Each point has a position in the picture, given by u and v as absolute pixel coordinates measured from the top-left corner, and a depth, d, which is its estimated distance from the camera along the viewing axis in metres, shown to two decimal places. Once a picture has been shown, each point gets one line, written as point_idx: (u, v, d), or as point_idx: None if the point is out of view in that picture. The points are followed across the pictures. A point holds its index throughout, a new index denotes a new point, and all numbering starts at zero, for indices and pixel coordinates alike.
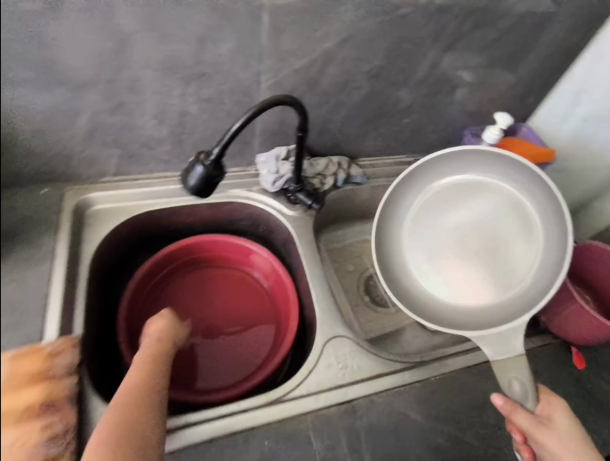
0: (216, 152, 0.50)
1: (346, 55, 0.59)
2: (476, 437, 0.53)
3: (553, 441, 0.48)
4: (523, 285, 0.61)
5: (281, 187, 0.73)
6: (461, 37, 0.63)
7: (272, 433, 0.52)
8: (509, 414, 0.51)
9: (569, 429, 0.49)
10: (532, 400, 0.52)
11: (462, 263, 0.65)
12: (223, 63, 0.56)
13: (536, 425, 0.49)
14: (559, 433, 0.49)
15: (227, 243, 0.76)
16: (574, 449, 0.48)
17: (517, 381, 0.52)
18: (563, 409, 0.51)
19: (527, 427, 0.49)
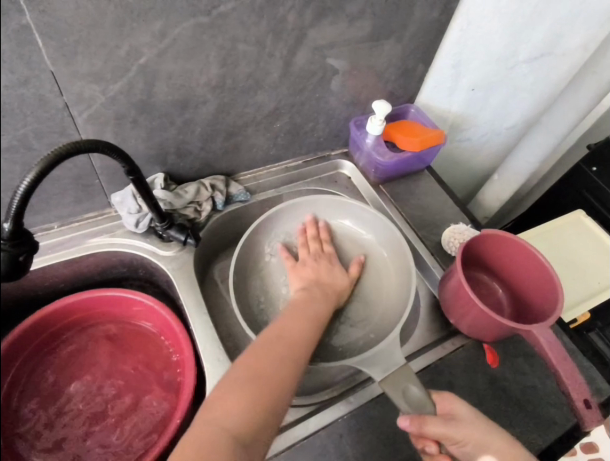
0: (7, 227, 0.39)
1: (174, 74, 0.50)
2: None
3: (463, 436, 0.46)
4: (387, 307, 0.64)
5: (148, 226, 0.63)
6: (310, 35, 0.56)
7: None
8: (418, 429, 0.47)
9: (474, 419, 0.48)
10: (430, 400, 0.49)
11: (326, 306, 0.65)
12: (9, 105, 0.44)
13: (448, 426, 0.47)
14: (467, 422, 0.47)
15: (98, 297, 0.65)
16: (485, 431, 0.47)
17: (411, 385, 0.50)
18: (458, 401, 0.49)
19: (440, 432, 0.46)
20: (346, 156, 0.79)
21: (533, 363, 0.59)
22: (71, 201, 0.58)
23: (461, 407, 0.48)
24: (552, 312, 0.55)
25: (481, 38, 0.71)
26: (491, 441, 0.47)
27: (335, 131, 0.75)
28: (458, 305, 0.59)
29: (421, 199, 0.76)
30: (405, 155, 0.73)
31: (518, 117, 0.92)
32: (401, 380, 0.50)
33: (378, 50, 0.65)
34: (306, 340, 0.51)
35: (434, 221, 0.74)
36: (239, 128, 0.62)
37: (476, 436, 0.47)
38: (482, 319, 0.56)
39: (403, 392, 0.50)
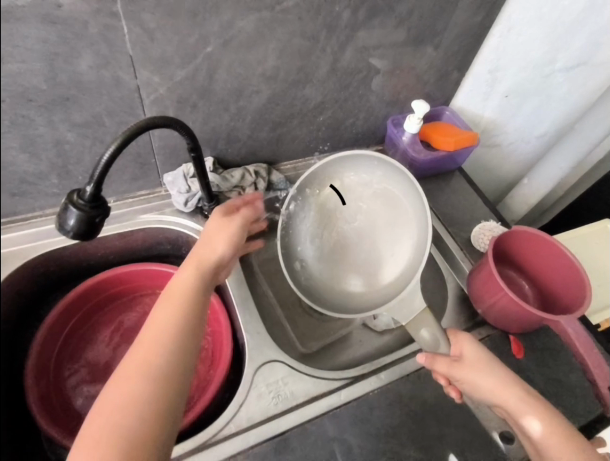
0: (89, 191, 0.44)
1: (235, 63, 0.56)
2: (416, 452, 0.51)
3: (465, 374, 0.52)
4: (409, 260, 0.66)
5: (195, 205, 0.67)
6: (359, 33, 0.60)
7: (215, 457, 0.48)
8: (430, 365, 0.53)
9: (478, 359, 0.53)
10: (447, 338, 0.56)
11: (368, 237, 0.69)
12: (89, 83, 0.50)
13: (451, 366, 0.53)
14: (471, 362, 0.53)
15: (149, 269, 0.69)
16: (491, 370, 0.51)
17: (424, 329, 0.57)
18: (470, 341, 0.54)
19: (446, 371, 0.53)
20: (381, 152, 0.83)
21: (558, 356, 0.61)
22: (132, 175, 0.64)
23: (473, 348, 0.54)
24: (577, 307, 0.57)
25: (518, 46, 0.74)
26: (499, 379, 0.51)
27: (373, 128, 0.79)
28: (479, 296, 0.62)
29: (453, 197, 0.79)
30: (439, 153, 0.76)
31: (549, 126, 0.93)
32: (424, 321, 0.58)
33: (425, 52, 0.69)
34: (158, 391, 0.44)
35: (464, 218, 0.76)
36: (288, 117, 0.67)
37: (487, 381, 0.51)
38: (510, 310, 0.59)
39: (415, 332, 0.58)
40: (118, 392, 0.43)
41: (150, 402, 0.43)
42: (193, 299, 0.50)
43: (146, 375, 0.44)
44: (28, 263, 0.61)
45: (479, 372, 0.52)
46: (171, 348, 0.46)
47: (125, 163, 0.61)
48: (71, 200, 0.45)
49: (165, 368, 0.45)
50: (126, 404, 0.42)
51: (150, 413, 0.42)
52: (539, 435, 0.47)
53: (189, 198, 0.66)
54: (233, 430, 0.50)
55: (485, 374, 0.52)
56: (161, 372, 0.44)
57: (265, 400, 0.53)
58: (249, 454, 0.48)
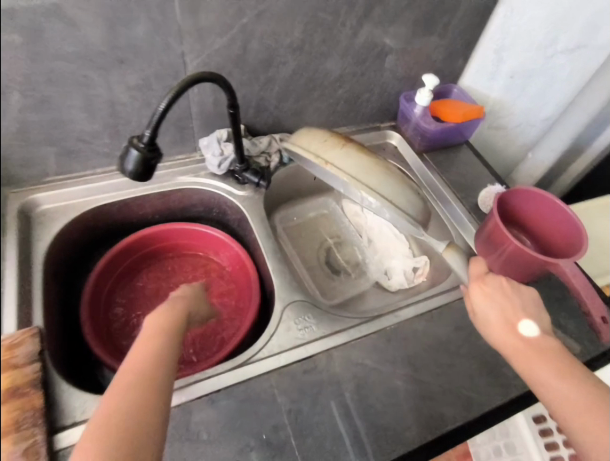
0: (147, 134, 0.51)
1: (266, 34, 0.63)
2: (433, 376, 0.57)
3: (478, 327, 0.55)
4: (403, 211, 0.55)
5: (227, 169, 0.74)
6: (376, 9, 0.67)
7: (250, 377, 0.53)
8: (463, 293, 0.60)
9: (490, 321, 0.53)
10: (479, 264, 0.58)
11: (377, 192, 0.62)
12: (141, 47, 0.57)
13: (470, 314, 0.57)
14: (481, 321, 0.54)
15: (184, 228, 0.75)
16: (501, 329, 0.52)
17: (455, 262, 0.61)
18: (480, 297, 0.54)
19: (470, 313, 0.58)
20: (394, 128, 0.90)
21: (559, 304, 0.67)
22: (171, 138, 0.71)
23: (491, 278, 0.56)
24: (575, 253, 0.63)
25: (522, 26, 0.81)
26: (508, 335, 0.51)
27: (388, 104, 0.85)
28: (486, 250, 0.70)
29: (461, 167, 0.85)
30: (449, 125, 0.82)
31: (553, 107, 0.99)
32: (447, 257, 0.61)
33: (434, 31, 0.76)
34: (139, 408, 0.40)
35: (472, 186, 0.82)
36: (311, 89, 0.74)
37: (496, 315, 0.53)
38: (517, 258, 0.65)
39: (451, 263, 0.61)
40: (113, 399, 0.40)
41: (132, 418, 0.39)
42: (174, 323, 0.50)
43: (134, 385, 0.41)
44: (80, 216, 0.68)
45: (489, 305, 0.53)
46: (154, 355, 0.44)
47: (165, 126, 0.69)
48: (133, 144, 0.52)
49: (153, 373, 0.42)
50: (116, 420, 0.39)
51: (143, 419, 0.39)
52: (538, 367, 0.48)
53: (222, 161, 0.73)
54: (264, 356, 0.55)
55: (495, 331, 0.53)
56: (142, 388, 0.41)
57: (293, 332, 0.58)
58: (280, 373, 0.54)
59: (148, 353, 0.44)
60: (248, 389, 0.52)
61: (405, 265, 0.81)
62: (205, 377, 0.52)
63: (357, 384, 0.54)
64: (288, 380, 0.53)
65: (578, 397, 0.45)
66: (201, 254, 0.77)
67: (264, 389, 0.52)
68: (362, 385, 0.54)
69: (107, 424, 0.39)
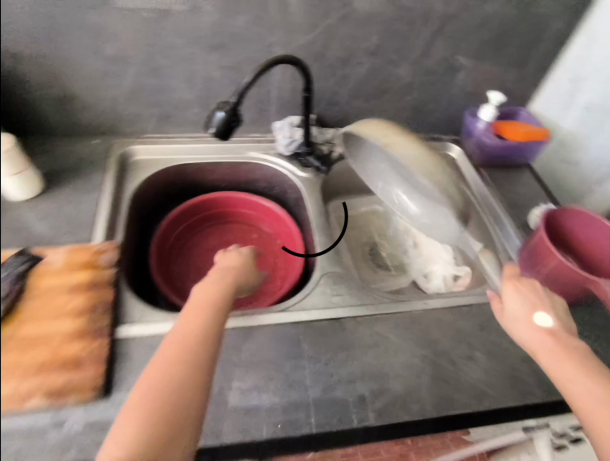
0: (233, 100, 0.62)
1: (348, 35, 0.71)
2: (450, 362, 0.59)
3: (503, 322, 0.55)
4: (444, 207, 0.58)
5: (293, 151, 0.82)
6: (451, 24, 0.73)
7: (280, 324, 0.59)
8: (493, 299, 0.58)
9: (518, 316, 0.53)
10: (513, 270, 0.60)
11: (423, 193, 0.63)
12: (240, 33, 0.68)
13: (499, 313, 0.56)
14: (508, 314, 0.54)
15: (249, 197, 0.84)
16: (528, 327, 0.52)
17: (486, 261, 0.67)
18: (512, 292, 0.55)
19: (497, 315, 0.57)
20: (457, 141, 0.93)
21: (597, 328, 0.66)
22: (250, 117, 0.81)
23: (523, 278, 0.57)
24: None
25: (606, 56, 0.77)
26: (535, 332, 0.52)
27: (453, 117, 0.90)
28: (527, 263, 0.71)
29: (517, 187, 0.87)
30: (510, 143, 0.85)
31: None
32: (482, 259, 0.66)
33: (508, 51, 0.80)
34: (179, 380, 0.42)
35: (525, 205, 0.84)
36: (381, 91, 0.81)
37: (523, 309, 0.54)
38: (560, 274, 0.66)
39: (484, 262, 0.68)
40: (160, 363, 0.43)
41: (174, 385, 0.42)
42: (220, 299, 0.52)
43: (176, 361, 0.43)
44: (165, 171, 0.79)
45: (518, 301, 0.55)
46: (198, 329, 0.46)
47: (248, 105, 0.79)
48: (221, 108, 0.62)
49: (193, 349, 0.44)
50: (151, 405, 0.41)
51: (177, 406, 0.41)
52: (556, 359, 0.49)
53: (290, 144, 0.81)
54: (297, 310, 0.61)
55: (521, 326, 0.53)
56: (184, 355, 0.44)
57: (325, 297, 0.64)
58: (307, 326, 0.59)
59: (184, 340, 0.45)
60: (276, 332, 0.58)
61: (446, 270, 0.83)
62: (243, 316, 0.59)
63: (375, 351, 0.58)
64: (313, 335, 0.59)
65: (597, 388, 0.45)
66: (257, 225, 0.86)
67: (290, 336, 0.58)
68: (379, 354, 0.58)
69: (144, 407, 0.41)
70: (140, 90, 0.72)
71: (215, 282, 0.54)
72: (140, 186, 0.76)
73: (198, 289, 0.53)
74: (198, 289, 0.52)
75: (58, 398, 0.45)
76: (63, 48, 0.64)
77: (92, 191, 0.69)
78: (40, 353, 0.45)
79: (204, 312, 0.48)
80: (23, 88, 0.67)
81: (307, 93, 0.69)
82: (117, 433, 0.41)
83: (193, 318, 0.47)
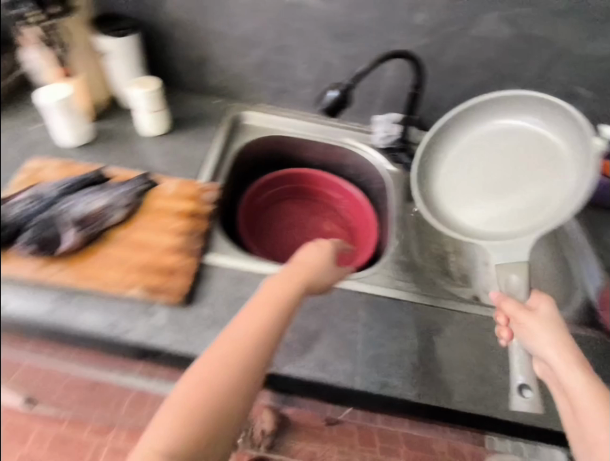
0: (347, 83, 0.68)
1: (464, 42, 0.74)
2: (508, 377, 0.58)
3: (531, 323, 0.50)
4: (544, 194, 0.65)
5: (387, 145, 0.86)
6: (574, 48, 0.73)
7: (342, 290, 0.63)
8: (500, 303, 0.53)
9: (551, 322, 0.50)
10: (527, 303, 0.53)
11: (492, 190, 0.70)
12: (364, 26, 0.74)
13: (521, 312, 0.51)
14: (541, 318, 0.51)
15: (336, 180, 0.88)
16: (556, 336, 0.49)
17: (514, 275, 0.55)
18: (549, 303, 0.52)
19: (515, 313, 0.51)
20: None
21: None
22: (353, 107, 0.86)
23: (520, 311, 0.51)
24: None
25: None
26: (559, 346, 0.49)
27: None
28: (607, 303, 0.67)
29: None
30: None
31: None
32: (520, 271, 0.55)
33: None
34: (226, 394, 0.39)
35: None
36: None
37: (550, 346, 0.49)
38: None
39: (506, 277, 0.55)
40: (211, 367, 0.40)
41: (218, 396, 0.39)
42: (285, 305, 0.47)
43: (226, 373, 0.40)
44: (267, 140, 0.87)
45: (543, 335, 0.50)
46: (255, 337, 0.43)
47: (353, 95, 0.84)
48: (335, 89, 0.69)
49: (251, 360, 0.41)
50: (190, 413, 0.38)
51: (220, 423, 0.38)
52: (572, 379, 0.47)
53: (386, 139, 0.85)
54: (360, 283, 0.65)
55: (549, 334, 0.49)
56: (237, 363, 0.41)
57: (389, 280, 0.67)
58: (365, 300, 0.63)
59: (234, 346, 0.41)
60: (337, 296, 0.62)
61: None
62: None
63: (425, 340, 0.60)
64: (369, 309, 0.62)
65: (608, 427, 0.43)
66: (337, 208, 0.91)
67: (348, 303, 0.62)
68: (428, 344, 0.59)
69: (182, 413, 0.38)
70: (263, 64, 0.80)
71: (287, 280, 0.49)
72: (243, 146, 0.84)
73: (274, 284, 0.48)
74: (267, 288, 0.48)
75: (154, 294, 0.55)
76: (214, 16, 0.75)
77: (207, 141, 0.79)
78: (145, 256, 0.58)
79: (268, 320, 0.44)
80: (174, 45, 0.78)
81: (417, 89, 0.73)
82: (149, 433, 0.38)
83: (250, 323, 0.43)
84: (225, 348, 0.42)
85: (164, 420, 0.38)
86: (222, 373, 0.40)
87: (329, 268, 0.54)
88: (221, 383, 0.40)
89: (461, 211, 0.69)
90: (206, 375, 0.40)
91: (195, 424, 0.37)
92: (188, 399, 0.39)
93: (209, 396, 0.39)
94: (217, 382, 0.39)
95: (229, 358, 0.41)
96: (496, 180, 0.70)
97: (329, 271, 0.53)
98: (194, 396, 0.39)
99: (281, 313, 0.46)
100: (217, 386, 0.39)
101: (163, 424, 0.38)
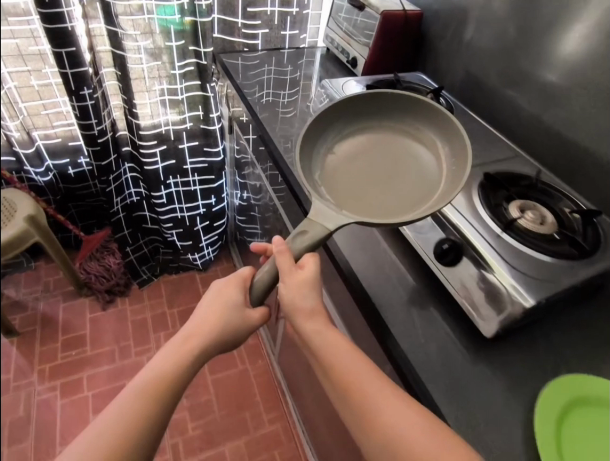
0: None
1: None
2: None
3: (296, 278, 0.69)
4: (433, 184, 0.95)
5: None
6: None
7: None
8: (279, 251, 0.69)
9: (302, 285, 0.70)
10: (302, 256, 0.72)
11: (376, 179, 0.97)
12: None
13: (289, 267, 0.69)
14: (308, 293, 0.71)
15: None
16: (315, 291, 0.72)
17: (309, 235, 0.72)
18: (316, 261, 0.72)
19: (285, 268, 0.69)
20: None
21: None
22: None
23: (285, 259, 0.69)
24: None
25: None
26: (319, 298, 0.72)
27: None
28: None
29: None
30: None
31: None
32: (312, 223, 0.72)
33: None
34: (174, 369, 0.67)
35: None
36: None
37: (306, 320, 0.70)
38: None
39: (302, 232, 0.72)
40: (144, 385, 0.64)
41: (140, 413, 0.62)
42: (218, 325, 0.71)
43: (149, 391, 0.64)
44: None
45: (308, 324, 0.70)
46: (193, 355, 0.69)
47: None
48: None
49: (172, 381, 0.66)
50: (122, 429, 0.60)
51: (144, 427, 0.61)
52: (358, 377, 0.64)
53: None
54: None
55: (302, 287, 0.70)
56: (167, 387, 0.65)
57: None
58: None
59: (191, 337, 0.70)
60: None
61: None
62: None
63: None
64: None
65: (400, 426, 0.60)
66: None
67: None
68: None
69: (116, 428, 0.60)
70: None
71: (223, 293, 0.73)
72: None
73: (200, 312, 0.73)
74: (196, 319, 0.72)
75: None
76: None
77: None
78: None
79: (206, 330, 0.71)
80: None
81: None
82: (93, 439, 0.59)
83: (176, 348, 0.69)
84: (166, 358, 0.68)
85: (105, 443, 0.59)
86: (173, 362, 0.67)
87: (287, 266, 0.69)
88: (174, 366, 0.67)
89: (382, 207, 0.91)
90: (157, 373, 0.66)
91: (152, 402, 0.63)
92: (154, 368, 0.66)
93: (159, 382, 0.65)
94: (164, 371, 0.66)
95: (186, 341, 0.69)
96: (384, 163, 0.99)
97: (248, 314, 0.73)
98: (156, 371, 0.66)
99: (220, 325, 0.71)
100: (161, 379, 0.65)
101: (113, 421, 0.60)
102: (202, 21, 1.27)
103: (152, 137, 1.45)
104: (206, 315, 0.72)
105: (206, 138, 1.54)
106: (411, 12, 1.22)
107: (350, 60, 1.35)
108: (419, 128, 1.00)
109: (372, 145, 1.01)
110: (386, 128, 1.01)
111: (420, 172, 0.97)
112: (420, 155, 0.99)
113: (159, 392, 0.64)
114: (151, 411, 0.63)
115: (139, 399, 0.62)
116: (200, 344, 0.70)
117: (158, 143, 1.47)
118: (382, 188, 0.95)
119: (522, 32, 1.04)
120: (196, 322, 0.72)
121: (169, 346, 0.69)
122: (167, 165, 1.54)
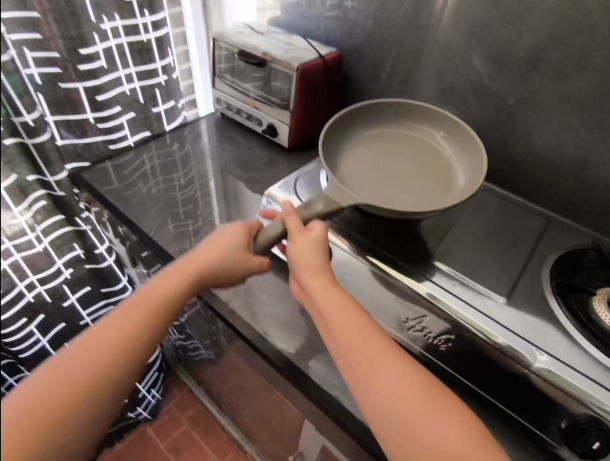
0: None
1: None
2: None
3: (304, 239, 0.63)
4: (447, 193, 0.78)
5: None
6: None
7: None
8: (286, 210, 0.66)
9: (315, 243, 0.63)
10: (310, 221, 0.67)
11: (378, 179, 0.79)
12: None
13: (298, 227, 0.64)
14: (308, 259, 0.63)
15: None
16: (317, 250, 0.64)
17: (317, 205, 0.68)
18: (324, 227, 0.66)
19: (293, 225, 0.64)
20: None
21: None
22: None
23: (295, 220, 0.65)
24: None
25: None
26: (326, 256, 0.64)
27: None
28: None
29: None
30: None
31: None
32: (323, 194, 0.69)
33: None
34: (123, 341, 0.54)
35: None
36: None
37: (315, 287, 0.61)
38: None
39: (309, 204, 0.69)
40: (91, 348, 0.53)
41: (84, 383, 0.51)
42: (179, 286, 0.61)
43: (100, 349, 0.53)
44: None
45: (315, 290, 0.61)
46: (145, 327, 0.57)
47: None
48: None
49: (129, 348, 0.55)
50: (72, 385, 0.51)
51: (98, 390, 0.52)
52: (358, 322, 0.58)
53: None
54: None
55: (313, 249, 0.63)
56: (119, 359, 0.54)
57: None
58: None
59: (142, 306, 0.57)
60: None
61: None
62: None
63: None
64: None
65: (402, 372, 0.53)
66: None
67: None
68: None
69: (67, 376, 0.51)
70: None
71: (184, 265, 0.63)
72: None
73: (192, 256, 0.64)
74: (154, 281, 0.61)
75: None
76: None
77: None
78: None
79: (167, 298, 0.60)
80: None
81: None
82: (36, 379, 0.50)
83: (131, 309, 0.57)
84: (120, 316, 0.56)
85: (40, 404, 0.49)
86: (124, 323, 0.55)
87: (295, 227, 0.64)
88: (122, 335, 0.55)
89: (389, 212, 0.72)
90: (100, 336, 0.54)
91: (111, 368, 0.53)
92: (103, 331, 0.54)
93: (105, 356, 0.53)
94: (109, 341, 0.54)
95: (142, 303, 0.58)
96: (389, 163, 0.82)
97: (244, 261, 0.64)
98: (96, 348, 0.53)
99: (169, 308, 0.60)
100: (107, 353, 0.53)
101: (52, 382, 0.50)
102: (35, 141, 0.81)
103: (17, 317, 0.96)
104: (169, 276, 0.62)
105: (100, 277, 1.11)
106: (328, 55, 0.96)
107: (265, 128, 1.05)
108: (422, 133, 0.86)
109: (378, 144, 0.85)
110: (388, 130, 0.87)
111: (431, 177, 0.81)
112: (426, 156, 0.84)
113: (107, 365, 0.53)
114: (99, 386, 0.52)
115: (92, 367, 0.52)
116: (146, 340, 0.56)
117: (28, 320, 0.99)
118: (386, 190, 0.77)
119: (460, 49, 0.83)
120: (147, 312, 0.58)
121: (117, 312, 0.56)
122: (54, 336, 1.08)
